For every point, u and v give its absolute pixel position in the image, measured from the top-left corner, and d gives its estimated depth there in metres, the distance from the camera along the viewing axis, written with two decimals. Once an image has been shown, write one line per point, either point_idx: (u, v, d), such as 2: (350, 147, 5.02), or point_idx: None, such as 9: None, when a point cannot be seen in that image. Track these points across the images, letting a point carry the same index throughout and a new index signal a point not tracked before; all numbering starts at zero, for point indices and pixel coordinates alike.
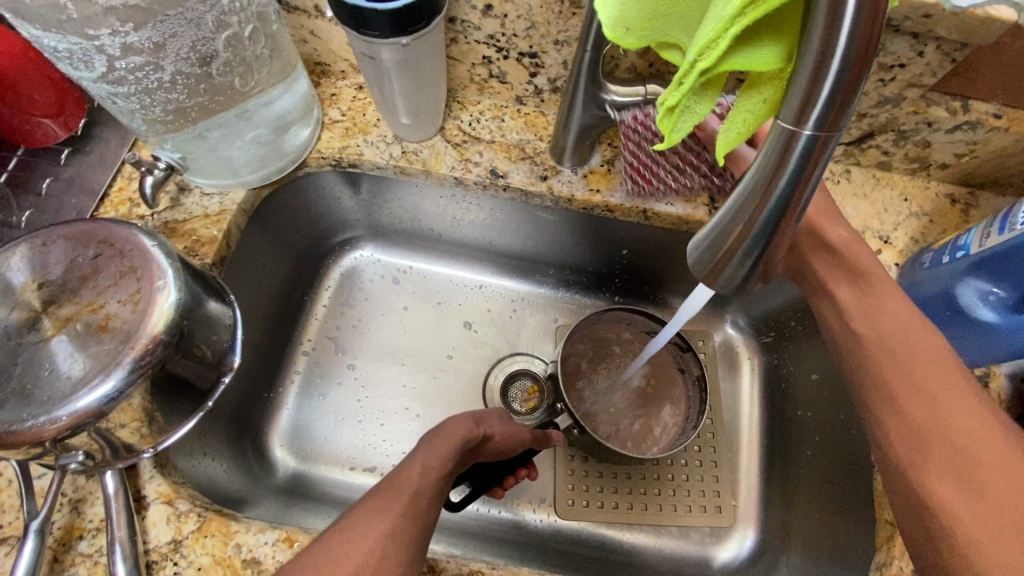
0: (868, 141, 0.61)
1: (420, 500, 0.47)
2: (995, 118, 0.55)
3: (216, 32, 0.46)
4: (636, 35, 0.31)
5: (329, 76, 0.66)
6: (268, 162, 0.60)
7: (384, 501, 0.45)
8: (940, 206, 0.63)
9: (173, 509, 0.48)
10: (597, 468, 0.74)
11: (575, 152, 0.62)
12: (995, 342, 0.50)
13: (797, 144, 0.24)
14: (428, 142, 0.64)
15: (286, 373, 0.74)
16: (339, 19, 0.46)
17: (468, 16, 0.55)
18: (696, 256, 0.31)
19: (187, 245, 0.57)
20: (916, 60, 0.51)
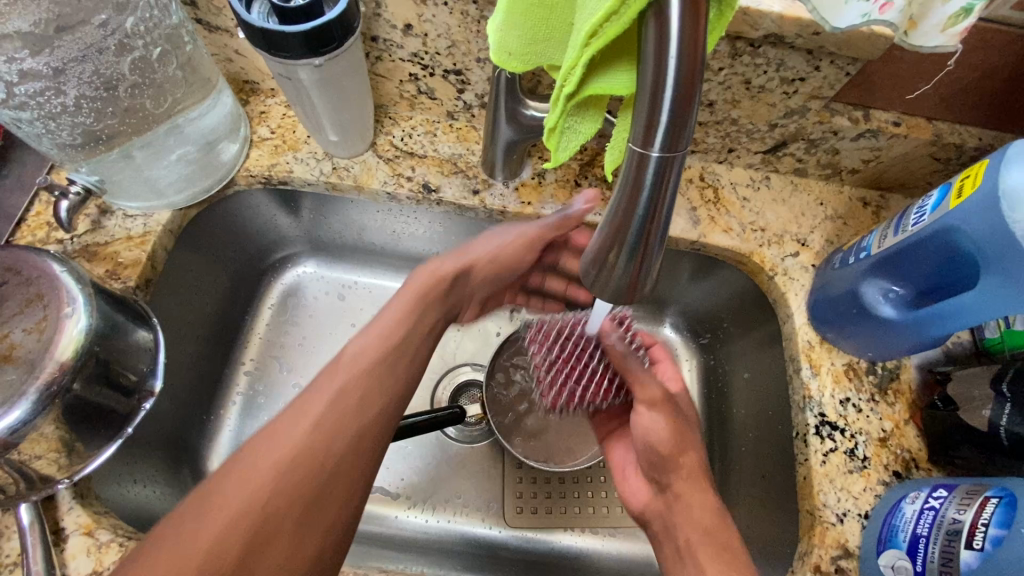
0: (783, 149, 0.64)
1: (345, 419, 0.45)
2: (894, 126, 0.59)
3: (122, 56, 0.46)
4: (519, 59, 0.32)
5: (258, 94, 0.66)
6: (194, 181, 0.60)
7: (310, 417, 0.44)
8: (853, 209, 0.67)
9: (94, 540, 0.47)
10: (544, 476, 0.75)
11: (504, 165, 0.63)
12: (898, 337, 0.53)
13: (649, 165, 0.25)
14: (359, 158, 0.64)
15: (227, 392, 0.73)
16: (248, 39, 0.47)
17: (390, 35, 0.56)
18: (587, 269, 0.33)
19: (108, 268, 0.56)
20: (813, 74, 0.54)
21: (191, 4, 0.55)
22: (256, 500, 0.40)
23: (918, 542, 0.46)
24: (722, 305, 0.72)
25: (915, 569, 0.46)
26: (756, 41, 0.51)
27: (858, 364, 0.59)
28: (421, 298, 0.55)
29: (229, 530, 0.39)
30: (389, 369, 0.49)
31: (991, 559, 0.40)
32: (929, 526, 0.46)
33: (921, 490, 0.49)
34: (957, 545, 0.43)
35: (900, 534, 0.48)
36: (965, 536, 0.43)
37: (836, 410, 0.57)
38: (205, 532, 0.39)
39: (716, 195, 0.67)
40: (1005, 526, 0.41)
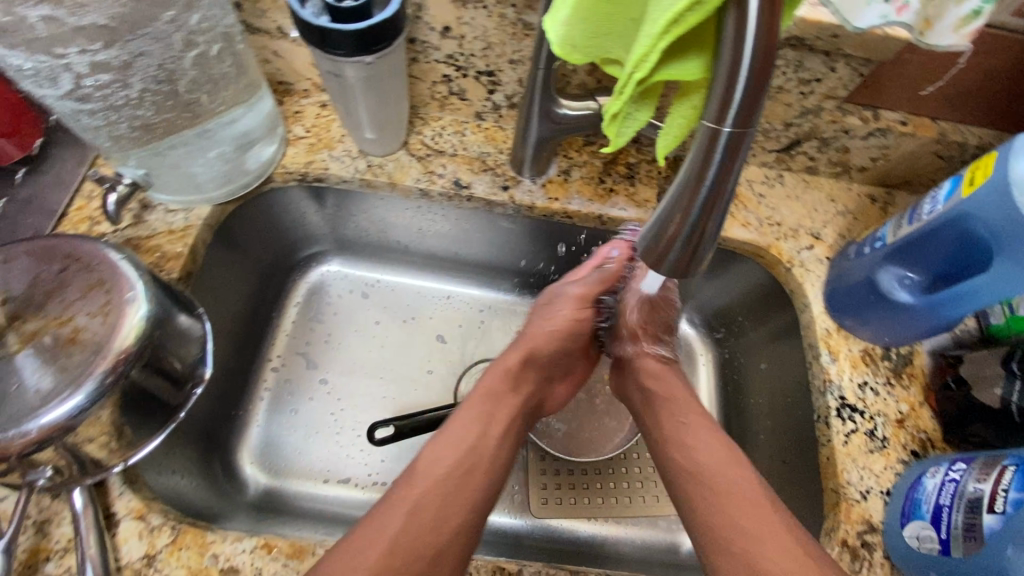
0: (796, 148, 0.68)
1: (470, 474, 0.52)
2: (902, 125, 0.62)
3: (185, 51, 0.48)
4: (581, 51, 0.35)
5: (292, 94, 0.68)
6: (232, 179, 0.62)
7: (451, 462, 0.53)
8: (862, 205, 0.70)
9: (145, 524, 0.48)
10: (568, 467, 0.76)
11: (533, 162, 0.65)
12: (914, 321, 0.56)
13: (718, 142, 0.28)
14: (392, 156, 0.66)
15: (255, 387, 0.74)
16: (305, 39, 0.49)
17: (428, 37, 0.59)
18: (646, 243, 0.35)
19: (152, 260, 0.58)
20: (829, 75, 0.57)
21: (237, 5, 0.57)
22: (415, 534, 0.47)
23: (941, 511, 0.49)
24: (738, 298, 0.75)
25: (940, 537, 0.48)
26: (778, 44, 0.54)
27: (874, 349, 0.62)
28: (523, 368, 0.62)
29: (396, 555, 0.46)
30: (499, 430, 0.57)
31: (1014, 521, 0.43)
32: (951, 495, 0.49)
33: (941, 464, 0.52)
34: (979, 511, 0.46)
35: (923, 505, 0.51)
36: (986, 502, 0.46)
37: (855, 393, 0.60)
38: (383, 538, 0.47)
39: (733, 192, 0.70)
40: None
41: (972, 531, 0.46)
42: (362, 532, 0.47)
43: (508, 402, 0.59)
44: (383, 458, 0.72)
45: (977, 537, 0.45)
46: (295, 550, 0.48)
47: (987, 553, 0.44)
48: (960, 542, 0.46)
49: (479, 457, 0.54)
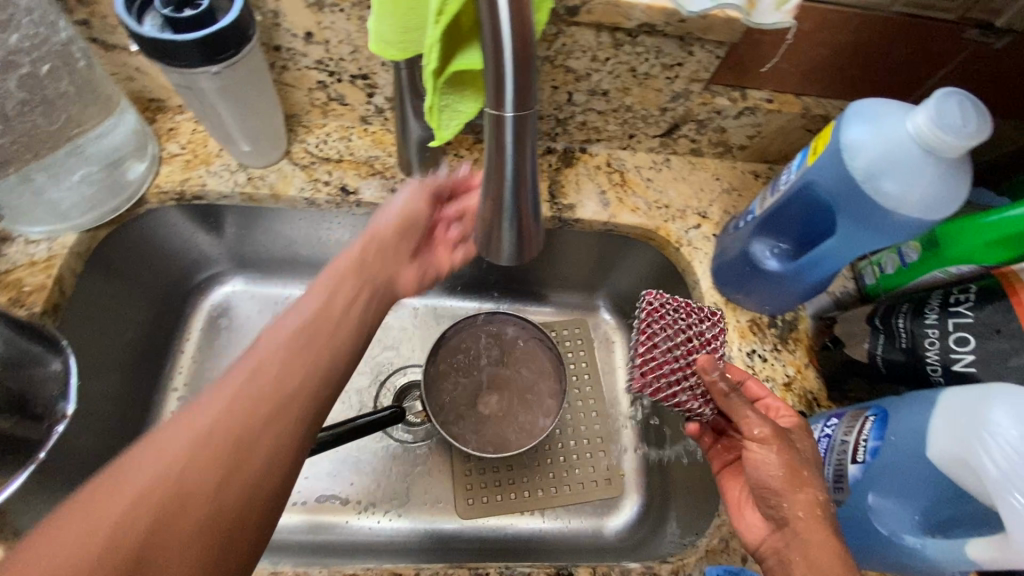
0: (677, 131, 0.70)
1: (345, 330, 0.42)
2: (767, 103, 0.65)
3: (7, 73, 0.47)
4: (397, 48, 0.36)
5: (166, 111, 0.66)
6: (102, 200, 0.59)
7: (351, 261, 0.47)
8: (745, 181, 0.73)
9: None
10: (491, 464, 0.76)
11: (420, 164, 0.65)
12: (789, 287, 0.58)
13: (507, 129, 0.29)
14: (274, 167, 0.65)
15: (157, 417, 0.71)
16: (142, 51, 0.47)
17: (292, 44, 0.58)
18: (479, 235, 0.36)
19: (12, 296, 0.55)
20: (689, 59, 0.59)
21: (83, 23, 0.55)
22: (273, 380, 0.36)
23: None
24: (642, 281, 0.77)
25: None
26: (633, 31, 0.56)
27: (761, 318, 0.65)
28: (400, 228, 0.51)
29: (243, 410, 0.34)
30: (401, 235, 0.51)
31: (873, 468, 0.45)
32: (823, 450, 0.51)
33: (818, 423, 0.54)
34: (845, 462, 0.48)
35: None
36: (850, 453, 0.48)
37: (745, 361, 0.63)
38: (240, 382, 0.36)
39: (623, 178, 0.72)
40: (881, 437, 0.46)
41: (840, 482, 0.48)
42: (205, 391, 0.35)
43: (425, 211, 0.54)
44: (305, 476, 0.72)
45: (843, 487, 0.47)
46: None
47: (853, 501, 0.46)
48: (831, 493, 0.48)
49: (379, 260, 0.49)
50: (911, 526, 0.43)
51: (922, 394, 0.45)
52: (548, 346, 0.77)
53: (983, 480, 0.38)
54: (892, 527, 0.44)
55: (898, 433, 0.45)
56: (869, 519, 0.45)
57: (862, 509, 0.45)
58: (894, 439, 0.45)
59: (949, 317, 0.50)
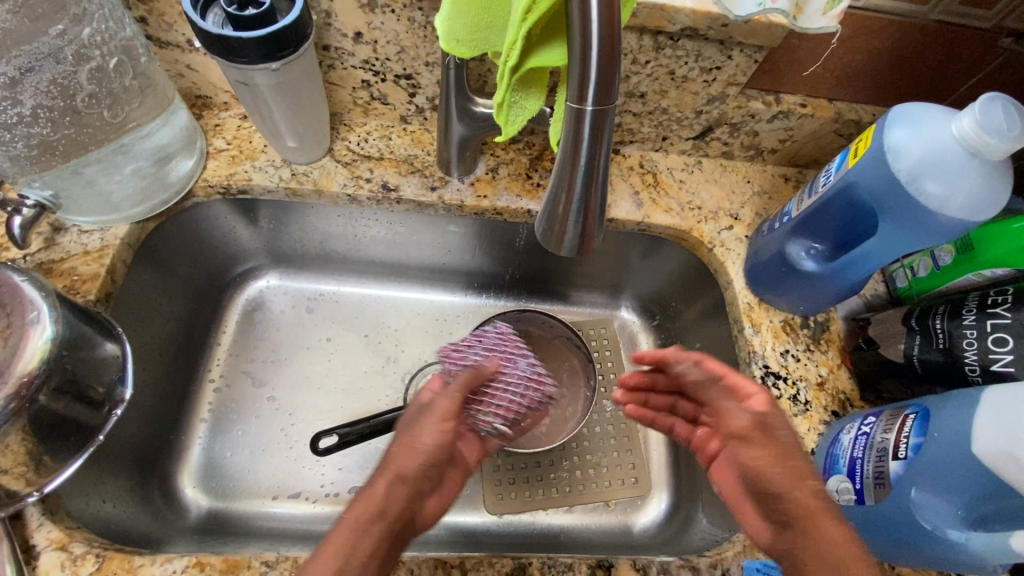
0: (710, 134, 0.71)
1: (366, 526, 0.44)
2: (802, 107, 0.67)
3: (78, 65, 0.49)
4: (467, 45, 0.38)
5: (212, 108, 0.68)
6: (150, 194, 0.60)
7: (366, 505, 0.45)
8: (776, 184, 0.74)
9: (68, 554, 0.47)
10: (519, 460, 0.76)
11: (459, 162, 0.66)
12: (824, 288, 0.59)
13: (584, 120, 0.30)
14: (317, 163, 0.67)
15: (195, 408, 0.72)
16: (205, 47, 0.49)
17: (341, 43, 0.59)
18: (543, 227, 0.37)
19: (67, 283, 0.56)
20: (727, 63, 0.61)
21: (142, 20, 0.57)
22: None
23: (855, 463, 0.51)
24: (672, 281, 0.78)
25: (855, 487, 0.51)
26: (675, 35, 0.57)
27: (793, 319, 0.65)
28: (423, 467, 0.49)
29: None
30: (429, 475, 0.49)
31: (915, 464, 0.46)
32: (862, 447, 0.51)
33: (854, 421, 0.55)
34: (886, 458, 0.49)
35: (840, 459, 0.54)
36: (891, 450, 0.48)
37: (778, 361, 0.63)
38: None
39: (656, 180, 0.73)
40: (922, 434, 0.47)
41: (881, 478, 0.48)
42: None
43: (435, 431, 0.51)
44: (339, 466, 0.71)
45: (884, 484, 0.48)
46: (229, 565, 0.48)
47: (895, 495, 0.47)
48: (872, 490, 0.49)
49: (417, 486, 0.48)
50: (955, 520, 0.44)
51: (963, 393, 0.46)
52: (580, 348, 0.78)
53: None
54: (935, 522, 0.44)
55: (940, 429, 0.45)
56: (912, 514, 0.45)
57: (904, 504, 0.46)
58: (937, 435, 0.45)
59: (987, 318, 0.51)
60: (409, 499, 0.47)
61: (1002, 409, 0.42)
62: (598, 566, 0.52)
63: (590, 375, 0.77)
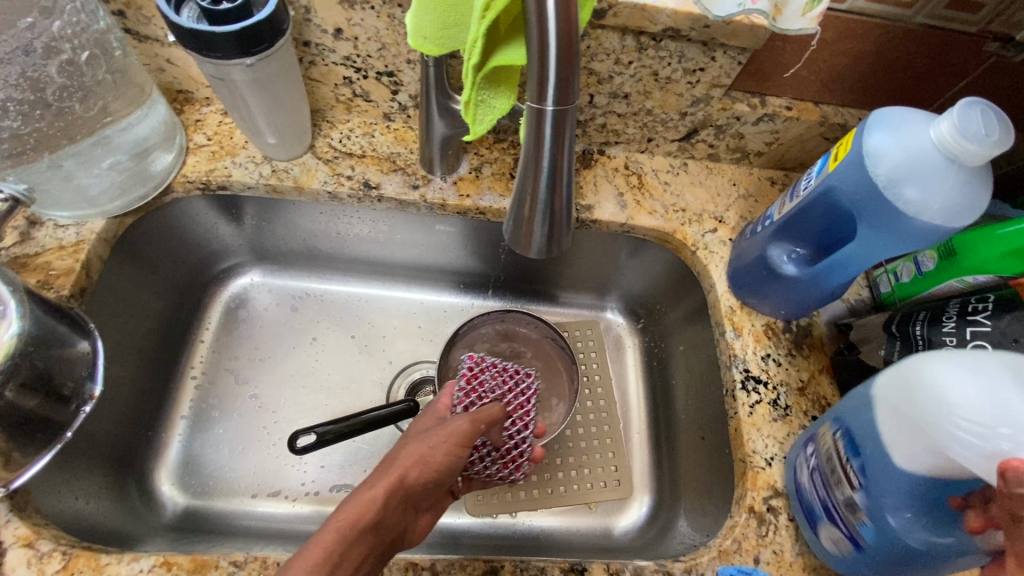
0: (695, 136, 0.71)
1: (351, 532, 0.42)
2: (787, 110, 0.66)
3: (49, 58, 0.49)
4: (434, 43, 0.37)
5: (193, 103, 0.67)
6: (129, 189, 0.60)
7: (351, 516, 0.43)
8: (762, 187, 0.74)
9: (34, 551, 0.47)
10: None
11: (442, 161, 0.66)
12: (805, 292, 0.59)
13: (546, 118, 0.30)
14: (298, 160, 0.66)
15: (175, 405, 0.72)
16: (179, 42, 0.48)
17: (321, 39, 0.59)
18: (512, 228, 0.37)
19: (41, 278, 0.56)
20: (711, 64, 0.60)
21: (119, 13, 0.56)
22: None
23: (816, 482, 0.51)
24: (657, 283, 0.78)
25: (844, 532, 0.48)
26: (657, 35, 0.57)
27: (775, 323, 0.65)
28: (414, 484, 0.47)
29: None
30: (408, 501, 0.47)
31: (867, 483, 0.45)
32: (822, 486, 0.50)
33: (801, 455, 0.55)
34: (846, 491, 0.47)
35: (813, 506, 0.52)
36: (845, 480, 0.47)
37: (759, 365, 0.63)
38: None
39: (641, 181, 0.72)
40: (858, 454, 0.47)
41: (852, 512, 0.47)
42: None
43: (425, 446, 0.48)
44: (320, 464, 0.71)
45: (858, 514, 0.46)
46: (197, 565, 0.47)
47: (874, 528, 0.45)
48: (841, 510, 0.48)
49: (391, 502, 0.45)
50: (923, 524, 0.43)
51: (867, 397, 0.47)
52: (563, 349, 0.77)
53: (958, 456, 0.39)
54: (919, 538, 0.43)
55: (869, 446, 0.46)
56: (895, 538, 0.44)
57: (875, 522, 0.45)
58: (872, 449, 0.45)
59: (967, 325, 0.51)
60: (393, 516, 0.45)
61: (909, 404, 0.43)
62: (571, 570, 0.51)
63: (574, 376, 0.76)
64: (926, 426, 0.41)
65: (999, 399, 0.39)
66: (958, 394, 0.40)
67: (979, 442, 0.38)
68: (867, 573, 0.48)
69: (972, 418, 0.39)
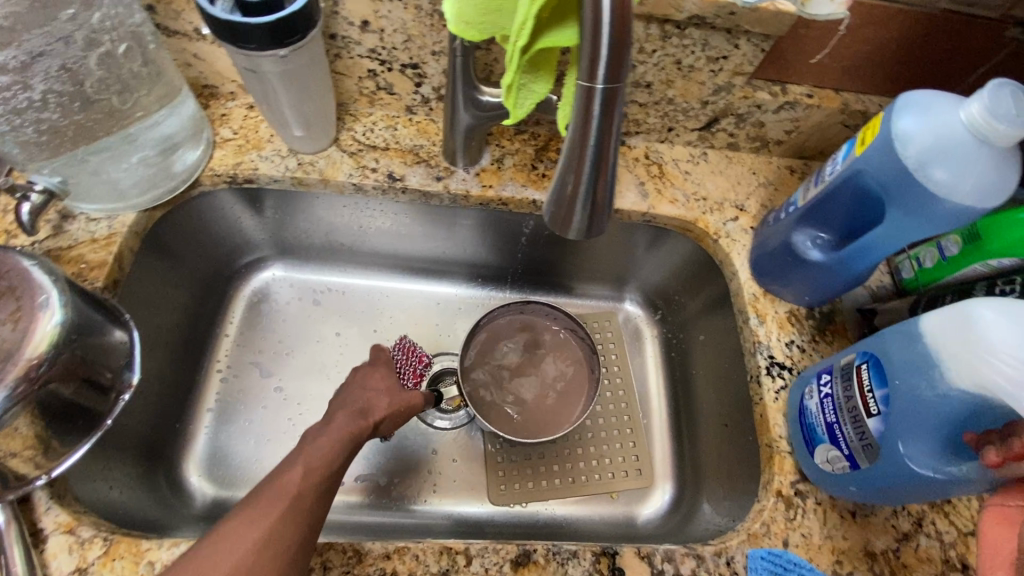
0: (715, 125, 0.71)
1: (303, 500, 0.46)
2: (808, 98, 0.67)
3: (88, 50, 0.49)
4: (474, 28, 0.37)
5: (218, 98, 0.68)
6: (157, 183, 0.61)
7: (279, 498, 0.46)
8: (782, 176, 0.74)
9: (76, 537, 0.47)
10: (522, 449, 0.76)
11: (465, 152, 0.66)
12: (830, 278, 0.59)
13: (594, 96, 0.30)
14: (323, 153, 0.67)
15: (201, 397, 0.72)
16: (215, 34, 0.49)
17: (348, 32, 0.59)
18: (553, 213, 0.37)
19: (75, 271, 0.56)
20: (734, 52, 0.60)
21: (150, 8, 0.57)
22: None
23: (825, 400, 0.53)
24: (677, 273, 0.78)
25: (844, 453, 0.51)
26: (682, 23, 0.57)
27: (798, 309, 0.65)
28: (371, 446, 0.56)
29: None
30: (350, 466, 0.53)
31: (892, 409, 0.47)
32: (834, 410, 0.52)
33: (812, 382, 0.56)
34: (862, 418, 0.49)
35: (816, 428, 0.54)
36: (863, 409, 0.49)
37: (783, 351, 0.63)
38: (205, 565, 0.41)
39: (661, 171, 0.73)
40: (885, 385, 0.48)
41: (864, 437, 0.49)
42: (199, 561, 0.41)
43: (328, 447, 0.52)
44: None
45: (871, 443, 0.49)
46: None
47: (885, 456, 0.47)
48: (862, 452, 0.49)
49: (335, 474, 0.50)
50: (936, 452, 0.45)
51: (903, 329, 0.48)
52: (584, 342, 0.77)
53: (1000, 393, 0.41)
54: (929, 467, 0.45)
55: (897, 374, 0.47)
56: (906, 468, 0.46)
57: (886, 437, 0.47)
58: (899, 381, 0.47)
59: None
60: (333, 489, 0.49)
61: (949, 338, 0.44)
62: (603, 553, 0.52)
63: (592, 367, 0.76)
64: (971, 363, 0.43)
65: None
66: (1003, 335, 0.41)
67: (1020, 378, 0.40)
68: (852, 489, 0.52)
69: (1013, 357, 0.41)
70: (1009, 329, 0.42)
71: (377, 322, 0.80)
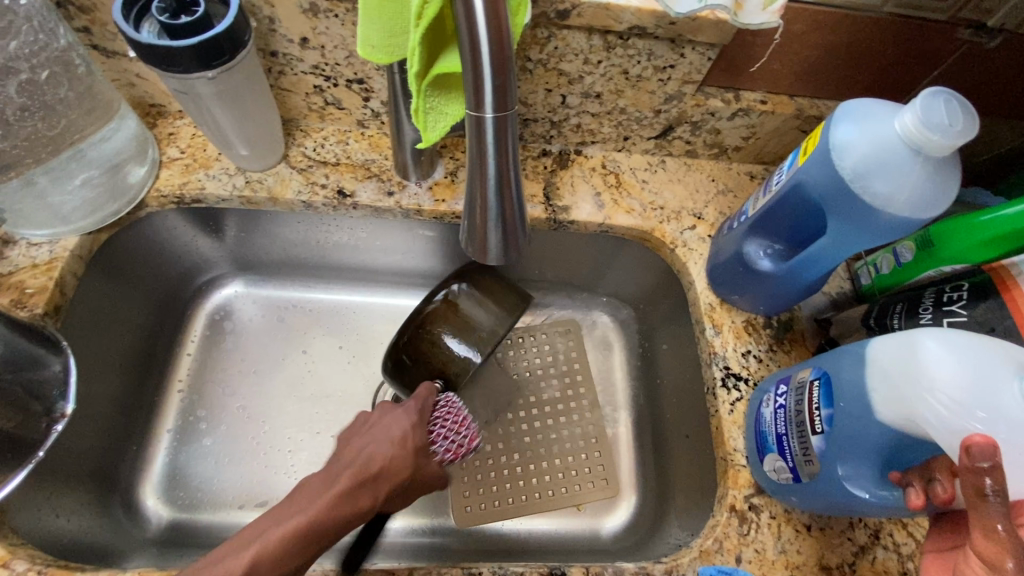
0: (671, 133, 0.70)
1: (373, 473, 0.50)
2: (762, 104, 0.66)
3: (7, 78, 0.49)
4: (384, 50, 0.40)
5: (166, 116, 0.67)
6: (101, 205, 0.60)
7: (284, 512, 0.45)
8: (741, 182, 0.73)
9: (9, 572, 0.46)
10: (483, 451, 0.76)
11: (416, 166, 0.66)
12: (781, 288, 0.58)
13: (486, 124, 0.31)
14: (271, 170, 0.66)
15: (158, 418, 0.72)
16: (139, 57, 0.48)
17: (288, 49, 0.59)
18: (469, 239, 0.39)
19: (14, 297, 0.56)
20: (680, 61, 0.60)
21: (84, 30, 0.56)
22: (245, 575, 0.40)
23: (778, 410, 0.53)
24: (639, 282, 0.78)
25: (789, 465, 0.51)
26: (624, 34, 0.56)
27: (756, 319, 0.64)
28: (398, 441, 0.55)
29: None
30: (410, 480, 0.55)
31: (833, 430, 0.46)
32: (783, 423, 0.52)
33: (770, 392, 0.56)
34: (808, 434, 0.49)
35: (767, 437, 0.54)
36: (810, 425, 0.49)
37: (739, 361, 0.62)
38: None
39: (618, 180, 0.72)
40: (831, 405, 0.47)
41: (806, 451, 0.49)
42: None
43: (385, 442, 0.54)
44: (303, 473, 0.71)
45: (813, 459, 0.48)
46: None
47: (823, 472, 0.47)
48: (804, 466, 0.49)
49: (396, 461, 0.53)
50: (868, 475, 0.45)
51: (856, 348, 0.46)
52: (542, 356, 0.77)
53: (927, 427, 0.39)
54: (861, 487, 0.45)
55: (842, 394, 0.46)
56: (839, 486, 0.46)
57: (826, 456, 0.47)
58: (842, 404, 0.46)
59: (943, 316, 0.51)
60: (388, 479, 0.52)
61: (888, 366, 0.43)
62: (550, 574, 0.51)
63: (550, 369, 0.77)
64: (906, 396, 0.41)
65: (983, 385, 0.38)
66: (939, 368, 0.39)
67: (949, 416, 0.38)
68: (794, 499, 0.52)
69: (942, 392, 0.39)
70: (948, 364, 0.39)
71: (338, 337, 0.79)
